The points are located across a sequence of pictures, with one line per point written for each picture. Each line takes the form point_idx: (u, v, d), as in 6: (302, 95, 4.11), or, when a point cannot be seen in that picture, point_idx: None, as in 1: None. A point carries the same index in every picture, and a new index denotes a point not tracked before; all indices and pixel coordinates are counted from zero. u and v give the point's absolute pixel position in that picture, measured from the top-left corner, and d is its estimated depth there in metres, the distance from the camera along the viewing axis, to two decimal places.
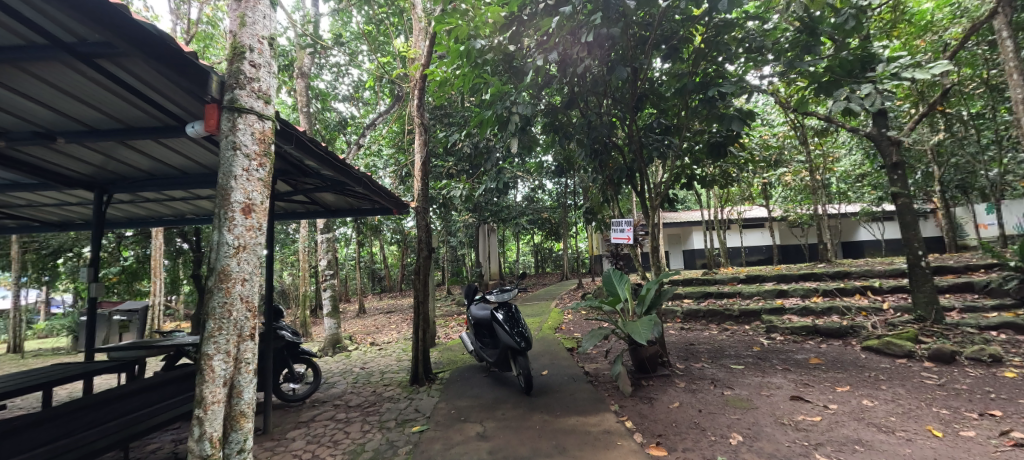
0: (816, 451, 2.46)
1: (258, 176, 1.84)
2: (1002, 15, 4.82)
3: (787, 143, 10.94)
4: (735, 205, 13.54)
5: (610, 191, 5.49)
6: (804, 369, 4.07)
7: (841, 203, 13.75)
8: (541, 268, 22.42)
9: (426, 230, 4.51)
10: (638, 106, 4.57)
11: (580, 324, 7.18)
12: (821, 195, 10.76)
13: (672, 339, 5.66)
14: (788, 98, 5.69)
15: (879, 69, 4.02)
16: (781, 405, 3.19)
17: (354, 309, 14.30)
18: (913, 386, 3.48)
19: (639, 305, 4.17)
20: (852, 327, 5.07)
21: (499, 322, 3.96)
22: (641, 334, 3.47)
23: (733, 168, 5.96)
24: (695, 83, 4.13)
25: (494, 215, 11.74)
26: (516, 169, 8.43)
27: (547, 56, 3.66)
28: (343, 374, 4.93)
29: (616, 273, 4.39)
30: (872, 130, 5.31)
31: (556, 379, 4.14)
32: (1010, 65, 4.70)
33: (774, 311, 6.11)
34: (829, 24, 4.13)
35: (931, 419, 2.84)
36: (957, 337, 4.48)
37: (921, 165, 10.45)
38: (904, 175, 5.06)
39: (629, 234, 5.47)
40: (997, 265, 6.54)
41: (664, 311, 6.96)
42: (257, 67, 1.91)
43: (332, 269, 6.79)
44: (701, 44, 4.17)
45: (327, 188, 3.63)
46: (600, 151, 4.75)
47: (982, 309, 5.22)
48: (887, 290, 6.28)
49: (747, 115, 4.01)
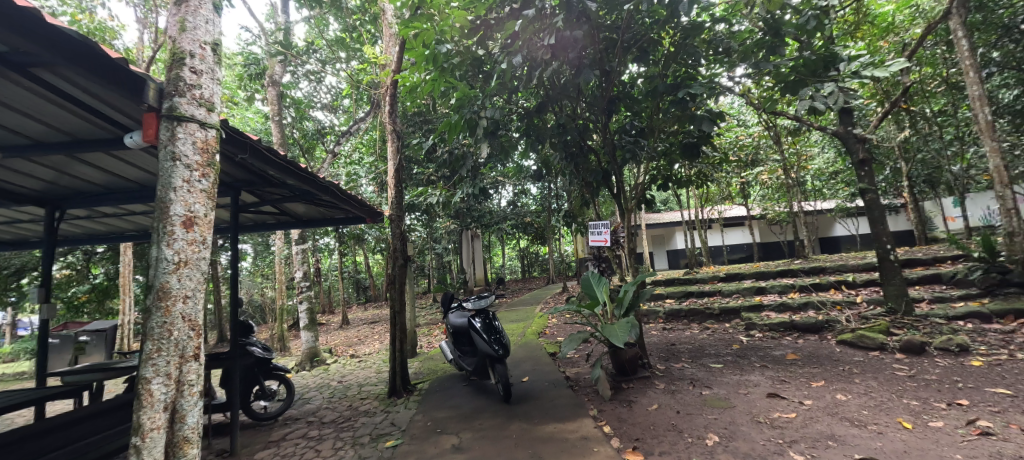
0: (790, 449, 2.47)
1: (201, 187, 1.76)
2: (957, 15, 5.01)
3: (762, 143, 11.22)
4: (716, 205, 13.76)
5: (588, 193, 5.50)
6: (781, 365, 4.12)
7: (817, 201, 14.12)
8: (529, 273, 22.47)
9: (401, 237, 4.40)
10: (610, 109, 4.59)
11: (564, 328, 7.15)
12: (796, 193, 11.04)
13: (653, 339, 5.69)
14: (761, 100, 5.85)
15: (841, 68, 4.14)
16: (757, 403, 3.20)
17: (339, 320, 14.04)
18: (884, 378, 3.54)
19: (617, 308, 4.14)
20: (827, 321, 5.17)
21: (477, 331, 3.87)
22: (618, 338, 3.44)
23: (709, 168, 6.08)
24: (667, 84, 4.21)
25: (476, 221, 11.68)
26: (496, 174, 8.42)
27: (513, 58, 3.65)
28: (319, 389, 4.79)
29: (595, 276, 4.38)
30: (839, 127, 5.43)
31: (537, 387, 4.06)
32: (967, 64, 4.93)
33: (753, 308, 6.19)
34: (792, 26, 4.26)
35: (902, 411, 2.88)
36: (925, 327, 4.61)
37: (890, 160, 10.78)
38: (871, 172, 5.19)
39: (607, 236, 5.46)
40: (962, 257, 6.78)
41: (646, 311, 6.98)
42: (198, 74, 1.83)
43: (308, 281, 6.58)
44: (671, 48, 4.28)
45: (295, 198, 3.52)
46: (576, 154, 4.82)
47: (950, 299, 5.41)
48: (860, 284, 6.45)
49: (719, 116, 4.10)
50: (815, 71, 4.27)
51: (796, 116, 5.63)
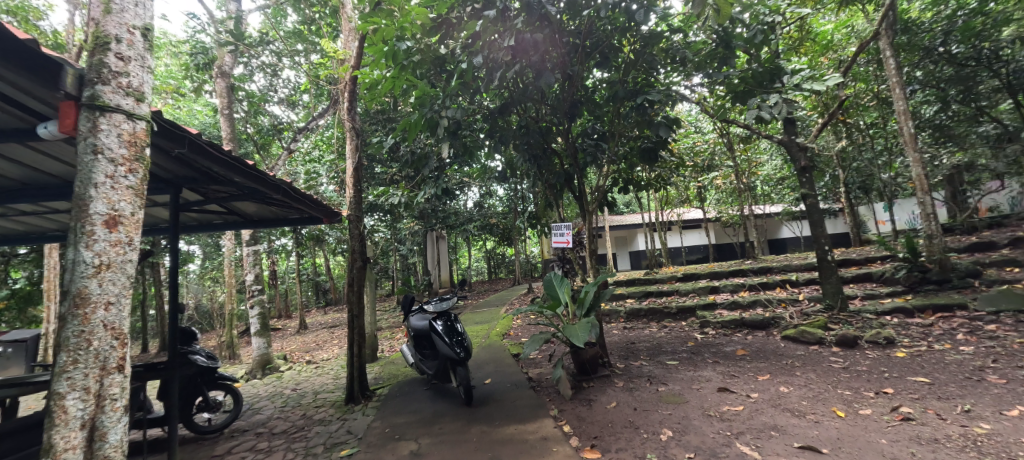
0: (736, 440, 2.59)
1: (127, 184, 1.67)
2: (886, 36, 5.46)
3: (717, 150, 11.79)
4: (674, 208, 14.30)
5: (551, 194, 5.56)
6: (731, 361, 4.32)
7: (766, 205, 14.98)
8: (495, 274, 22.44)
9: (359, 238, 4.24)
10: (573, 113, 4.67)
11: (528, 329, 7.18)
12: (747, 197, 11.67)
13: (613, 339, 5.81)
14: (714, 109, 6.14)
15: (785, 81, 4.42)
16: (709, 398, 3.34)
17: (296, 325, 13.44)
18: (822, 370, 3.79)
19: (579, 308, 4.20)
20: (773, 318, 5.49)
21: (438, 334, 3.81)
22: (579, 338, 3.49)
23: (667, 172, 6.30)
24: (626, 90, 4.33)
25: (441, 222, 11.53)
26: (461, 175, 8.35)
27: (474, 58, 3.63)
28: (271, 398, 4.56)
29: (557, 277, 4.44)
30: (784, 136, 5.79)
31: (498, 389, 4.05)
32: (894, 81, 5.39)
33: (707, 307, 6.47)
34: (742, 39, 4.51)
35: (836, 401, 3.10)
36: (858, 322, 4.98)
37: (829, 168, 11.61)
38: (812, 178, 5.57)
39: (569, 237, 5.54)
40: (890, 257, 7.40)
41: (608, 311, 7.13)
42: (125, 60, 1.73)
43: (261, 284, 6.25)
44: (631, 55, 4.42)
45: (244, 197, 3.34)
46: (539, 156, 4.87)
47: (879, 296, 5.89)
48: (803, 282, 6.89)
49: (675, 122, 4.26)
50: (762, 83, 4.52)
51: (746, 125, 5.94)
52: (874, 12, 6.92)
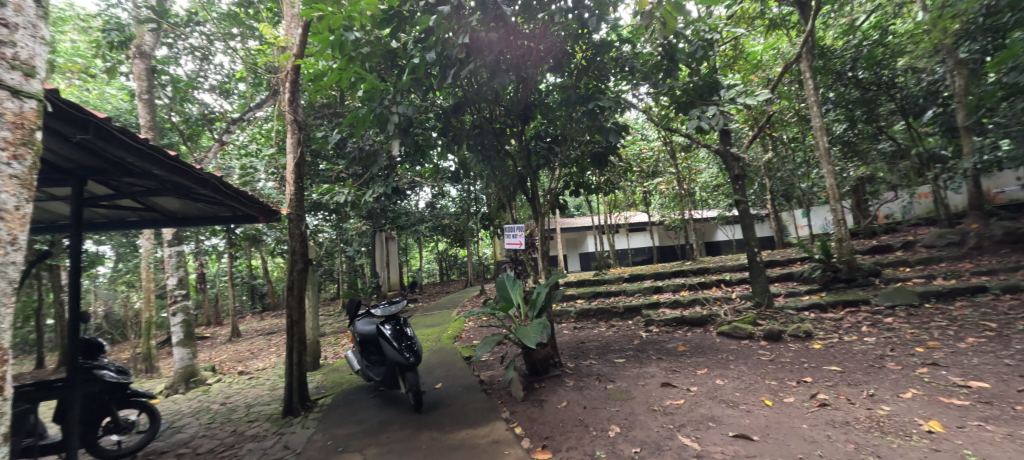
0: (679, 433, 2.71)
1: (12, 172, 1.44)
2: (807, 59, 6.04)
3: (660, 157, 12.42)
4: (621, 211, 14.86)
5: (503, 195, 5.56)
6: (673, 357, 4.53)
7: (704, 210, 15.99)
8: (446, 276, 22.11)
9: (300, 239, 3.97)
10: (526, 115, 4.70)
11: (479, 331, 7.12)
12: (688, 202, 12.39)
13: (564, 339, 5.91)
14: (659, 118, 6.46)
15: (722, 94, 4.73)
16: (653, 393, 3.47)
17: (227, 333, 12.39)
18: (753, 363, 4.09)
19: (530, 309, 4.21)
20: (710, 315, 5.84)
21: (386, 339, 3.65)
22: (531, 339, 3.49)
23: (615, 177, 6.52)
24: (578, 96, 4.43)
25: (391, 222, 11.17)
26: (412, 175, 8.13)
27: (426, 54, 3.54)
28: (195, 415, 4.14)
29: (509, 279, 4.43)
30: (721, 146, 6.20)
31: (449, 393, 3.95)
32: (813, 100, 5.97)
33: (651, 306, 6.77)
34: (684, 53, 4.79)
35: (765, 391, 3.34)
36: (782, 318, 5.42)
37: (758, 177, 12.63)
38: (744, 186, 6.01)
39: (522, 239, 5.56)
40: (808, 258, 8.16)
41: (558, 312, 7.23)
42: (11, 28, 1.51)
43: (185, 289, 5.68)
44: (583, 62, 4.54)
45: (164, 191, 3.02)
46: (493, 157, 4.84)
47: (799, 293, 6.47)
48: (735, 282, 7.41)
49: (623, 129, 4.42)
50: (702, 95, 4.81)
51: (687, 134, 6.30)
52: (797, 36, 7.64)
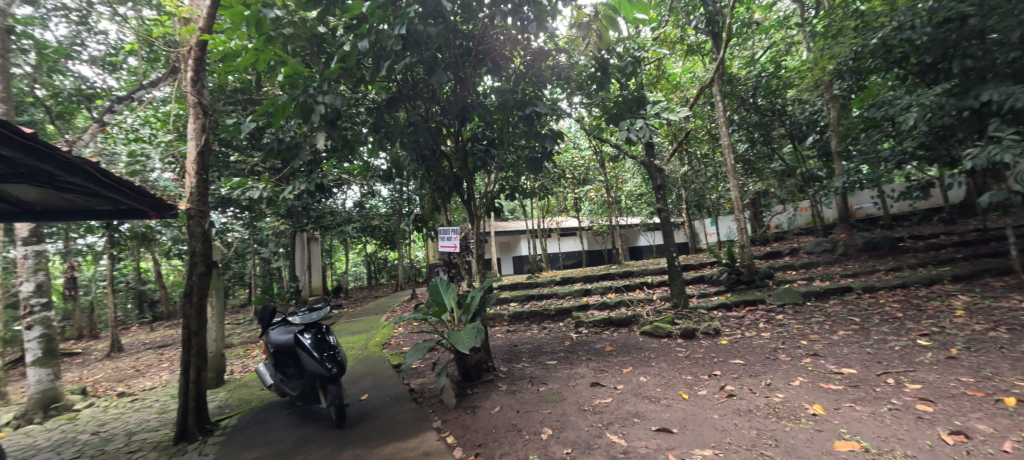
0: (607, 430, 2.78)
1: None
2: (718, 83, 6.67)
3: (591, 166, 12.99)
4: (553, 216, 15.28)
5: (437, 196, 5.41)
6: (601, 357, 4.69)
7: (629, 217, 16.99)
8: (374, 280, 21.08)
9: (203, 238, 3.50)
10: (463, 116, 4.62)
11: (409, 337, 6.84)
12: (615, 209, 13.06)
13: (497, 343, 5.87)
14: (590, 128, 6.73)
15: (648, 109, 5.04)
16: (583, 393, 3.55)
17: (107, 347, 10.64)
18: (672, 360, 4.37)
19: (464, 313, 4.11)
20: (634, 316, 6.17)
21: (305, 349, 3.33)
22: (465, 344, 3.39)
23: (549, 183, 6.66)
24: (515, 100, 4.45)
25: (313, 222, 10.40)
26: (339, 172, 7.63)
27: (358, 42, 3.32)
28: (56, 448, 3.45)
29: (443, 283, 4.30)
30: (645, 157, 6.61)
31: (376, 405, 3.71)
32: (722, 120, 6.61)
33: (580, 308, 6.99)
34: (615, 68, 5.04)
35: (683, 385, 3.57)
36: (696, 317, 5.88)
37: (676, 187, 13.70)
38: (665, 195, 6.45)
39: (456, 242, 5.44)
40: (717, 262, 9.00)
41: (492, 316, 7.19)
42: None
43: (46, 297, 4.74)
44: (521, 68, 4.57)
45: (16, 177, 2.48)
46: (427, 156, 4.68)
47: (710, 293, 7.09)
48: (656, 284, 7.93)
49: (558, 135, 4.50)
50: (631, 108, 5.08)
51: (616, 145, 6.63)
52: (710, 62, 8.46)
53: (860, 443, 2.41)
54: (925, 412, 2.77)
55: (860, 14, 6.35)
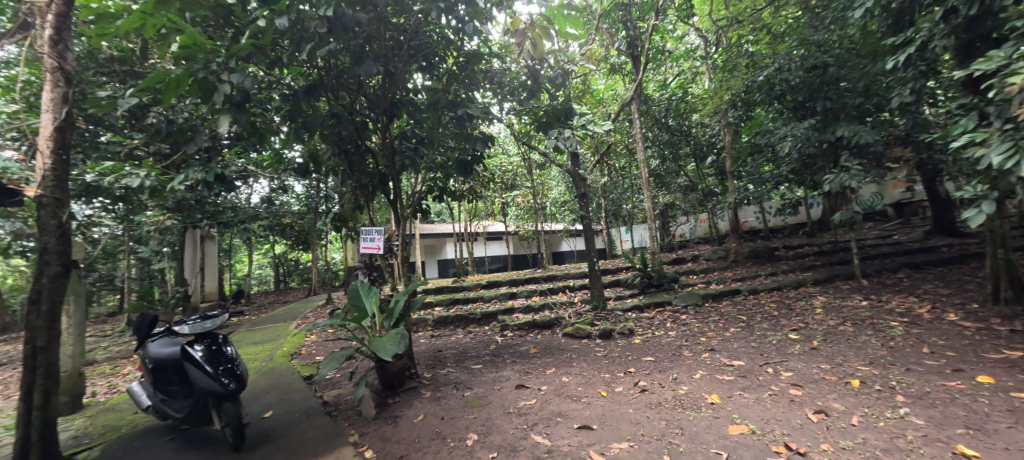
0: (532, 432, 2.80)
1: None
2: (637, 101, 7.17)
3: (518, 172, 13.22)
4: (480, 220, 15.25)
5: (359, 194, 5.08)
6: (525, 359, 4.74)
7: (552, 223, 17.56)
8: (283, 284, 19.28)
9: (60, 232, 2.89)
10: (390, 112, 4.41)
11: (323, 345, 6.32)
12: (540, 215, 13.40)
13: (420, 349, 5.66)
14: (519, 134, 6.85)
15: (576, 120, 5.25)
16: (509, 396, 3.54)
17: None
18: (591, 359, 4.55)
19: (386, 319, 3.89)
20: (557, 318, 6.34)
21: (195, 363, 2.90)
22: (387, 351, 3.19)
23: (478, 186, 6.62)
24: (447, 99, 4.35)
25: (210, 218, 9.21)
26: (243, 163, 6.85)
27: (273, 18, 3.01)
28: None
29: (364, 286, 4.03)
30: (571, 166, 6.87)
31: (282, 422, 3.34)
32: (639, 136, 7.11)
33: (506, 311, 7.02)
34: (546, 77, 5.17)
35: (602, 383, 3.73)
36: (613, 318, 6.22)
37: (597, 197, 14.47)
38: (588, 203, 6.76)
39: (379, 243, 5.15)
40: (632, 267, 9.64)
41: (415, 320, 6.93)
42: None
43: None
44: (455, 68, 4.48)
45: None
46: (349, 150, 4.38)
47: (625, 296, 7.56)
48: (577, 287, 8.26)
49: (489, 138, 4.48)
50: (560, 118, 5.25)
51: (543, 153, 6.80)
52: (629, 81, 9.08)
53: (749, 426, 2.70)
54: (798, 395, 3.19)
55: (751, 54, 7.28)
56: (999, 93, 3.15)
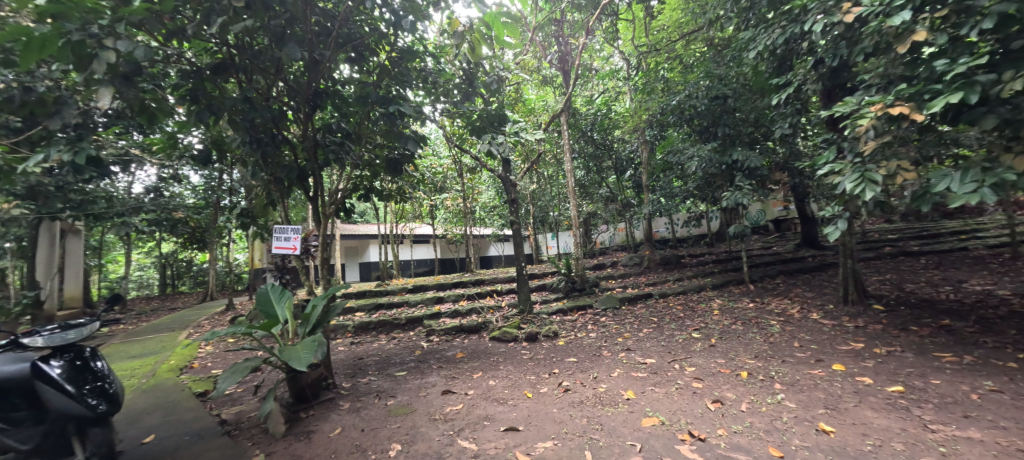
0: (458, 437, 2.75)
1: None
2: (566, 113, 7.47)
3: (448, 174, 13.06)
4: (407, 222, 14.77)
5: (273, 189, 4.65)
6: (452, 364, 4.66)
7: (481, 227, 17.58)
8: (172, 287, 16.90)
9: None
10: (313, 102, 4.11)
11: (222, 357, 5.64)
12: (469, 218, 13.33)
13: (338, 357, 5.30)
14: (451, 136, 6.77)
15: (509, 127, 5.33)
16: (434, 402, 3.45)
17: None
18: (518, 362, 4.61)
19: (301, 325, 3.58)
20: (484, 322, 6.33)
21: (48, 383, 2.42)
22: (300, 360, 2.93)
23: (407, 186, 6.41)
24: (377, 94, 4.16)
25: (79, 208, 7.80)
26: (127, 147, 5.92)
27: None
28: None
29: (275, 290, 3.68)
30: (502, 172, 6.94)
31: (165, 447, 2.91)
32: (567, 146, 7.41)
33: (432, 316, 6.86)
34: (481, 82, 5.19)
35: (528, 385, 3.79)
36: (538, 321, 6.38)
37: (525, 203, 14.78)
38: (517, 208, 6.87)
39: (295, 243, 4.74)
40: (557, 272, 9.97)
41: (333, 327, 6.48)
42: None
43: None
44: (387, 62, 4.30)
45: None
46: (264, 140, 3.99)
47: (550, 300, 7.79)
48: (505, 291, 8.34)
49: (421, 138, 4.37)
50: (493, 124, 5.29)
51: (475, 156, 6.79)
52: (559, 94, 9.45)
53: (659, 418, 2.92)
54: (700, 388, 3.53)
55: (666, 80, 7.98)
56: (851, 133, 3.76)
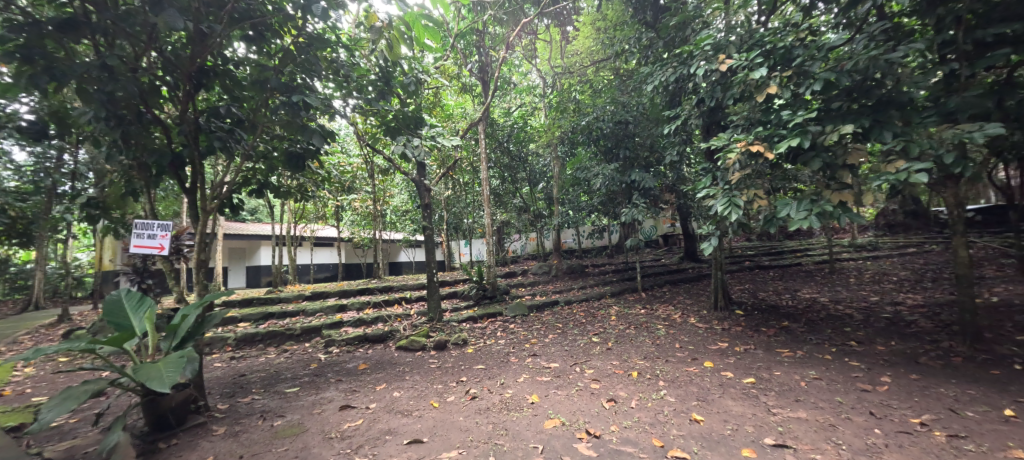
0: (356, 455, 2.60)
1: None
2: (484, 122, 7.57)
3: (358, 174, 12.36)
4: (308, 223, 13.62)
5: (139, 180, 3.97)
6: (352, 377, 4.40)
7: (391, 232, 16.88)
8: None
9: None
10: (199, 83, 3.63)
11: (51, 381, 4.59)
12: (378, 222, 12.72)
13: (215, 374, 4.66)
14: (362, 135, 6.44)
15: (425, 130, 5.27)
16: (330, 419, 3.22)
17: None
18: (424, 372, 4.51)
19: (166, 340, 3.09)
20: (390, 331, 6.09)
21: None
22: (161, 380, 2.52)
23: (309, 184, 5.93)
24: (279, 82, 3.82)
25: None
26: None
27: None
28: None
29: (133, 300, 3.15)
30: (416, 176, 6.78)
31: None
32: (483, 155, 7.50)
33: (332, 325, 6.40)
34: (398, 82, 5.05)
35: (434, 395, 3.73)
36: (447, 330, 6.31)
37: (439, 209, 14.57)
38: (430, 214, 6.76)
39: (164, 242, 4.10)
40: (468, 280, 9.96)
41: (210, 340, 5.69)
42: None
43: None
44: (292, 48, 3.96)
45: None
46: (131, 121, 3.42)
47: (460, 308, 7.76)
48: (413, 299, 8.11)
49: (329, 134, 4.10)
50: (409, 126, 5.18)
51: (388, 158, 6.55)
52: (477, 103, 9.55)
53: (559, 419, 3.08)
54: (596, 389, 3.80)
55: (577, 101, 8.55)
56: (722, 163, 4.41)
